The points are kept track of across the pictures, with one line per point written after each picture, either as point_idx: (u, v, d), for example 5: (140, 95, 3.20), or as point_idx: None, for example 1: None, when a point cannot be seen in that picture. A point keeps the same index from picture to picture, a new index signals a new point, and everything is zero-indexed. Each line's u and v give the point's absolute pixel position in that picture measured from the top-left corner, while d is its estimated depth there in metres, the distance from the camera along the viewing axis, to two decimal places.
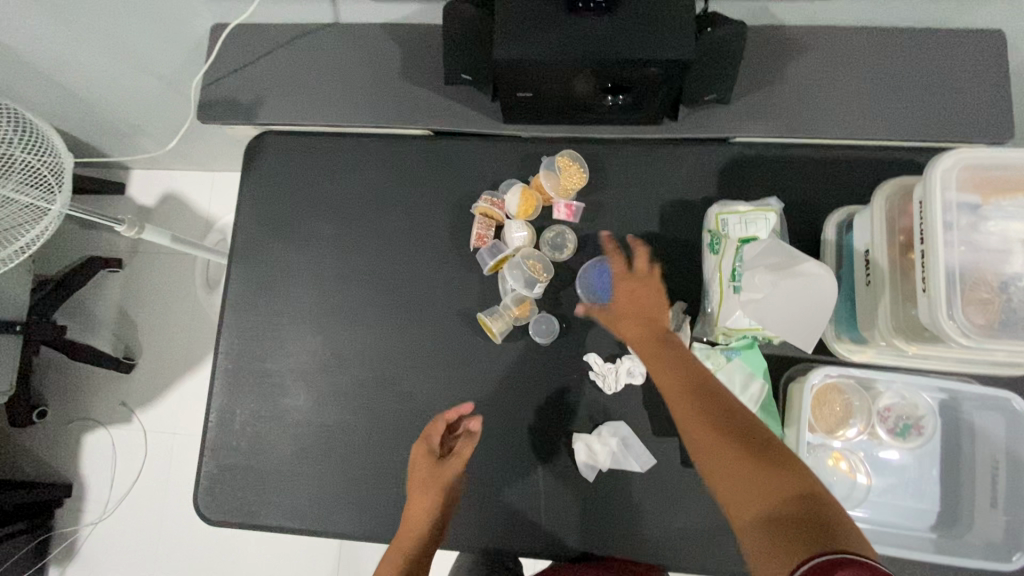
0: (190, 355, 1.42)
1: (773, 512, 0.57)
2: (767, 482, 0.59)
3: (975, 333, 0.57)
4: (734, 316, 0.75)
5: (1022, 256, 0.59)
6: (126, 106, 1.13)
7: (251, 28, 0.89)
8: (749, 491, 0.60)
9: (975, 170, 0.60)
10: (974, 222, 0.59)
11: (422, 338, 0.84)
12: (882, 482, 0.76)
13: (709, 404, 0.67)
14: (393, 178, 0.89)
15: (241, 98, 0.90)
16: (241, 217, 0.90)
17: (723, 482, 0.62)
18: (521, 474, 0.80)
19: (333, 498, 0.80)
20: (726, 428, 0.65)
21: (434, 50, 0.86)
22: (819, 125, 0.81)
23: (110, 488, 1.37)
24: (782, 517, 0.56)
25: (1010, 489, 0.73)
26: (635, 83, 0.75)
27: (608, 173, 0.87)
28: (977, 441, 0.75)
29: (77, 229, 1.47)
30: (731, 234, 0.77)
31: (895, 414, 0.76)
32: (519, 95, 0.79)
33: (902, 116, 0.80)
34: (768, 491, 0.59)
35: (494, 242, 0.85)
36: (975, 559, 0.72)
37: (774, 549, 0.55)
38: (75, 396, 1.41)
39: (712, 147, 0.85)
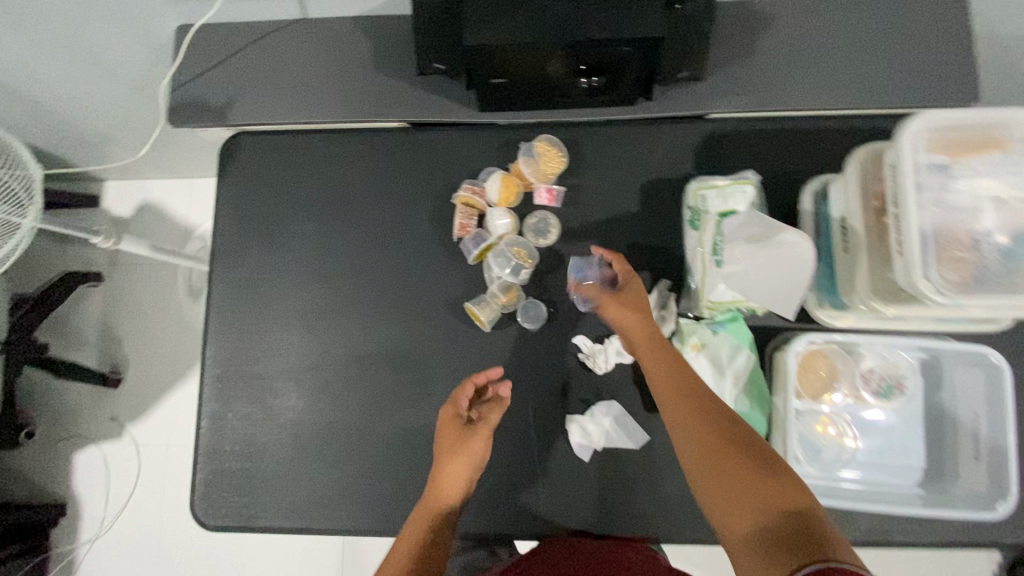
0: (176, 364, 1.57)
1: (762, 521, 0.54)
2: (763, 491, 0.55)
3: (950, 291, 0.56)
4: (717, 291, 0.70)
5: (993, 212, 0.57)
6: (103, 119, 1.16)
7: (208, 24, 0.86)
8: (740, 499, 0.56)
9: (943, 128, 0.58)
10: (946, 181, 0.57)
11: (407, 334, 0.81)
12: (869, 442, 0.72)
13: (706, 409, 0.63)
14: (368, 170, 0.85)
15: (203, 96, 0.86)
16: (217, 220, 0.87)
17: (713, 488, 0.59)
18: (516, 470, 0.77)
19: (329, 493, 0.79)
20: (730, 438, 0.60)
21: (397, 37, 0.83)
22: (793, 97, 0.78)
23: (106, 500, 1.53)
24: (772, 529, 0.52)
25: (992, 441, 0.69)
26: (612, 63, 0.71)
27: (588, 154, 0.82)
28: (957, 397, 0.71)
29: (57, 246, 1.60)
30: (710, 210, 0.73)
31: (877, 375, 0.71)
32: (493, 80, 0.75)
33: (871, 88, 0.77)
34: (763, 504, 0.54)
35: (477, 232, 0.81)
36: (962, 511, 0.68)
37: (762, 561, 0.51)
38: (69, 415, 1.56)
39: (688, 123, 0.82)
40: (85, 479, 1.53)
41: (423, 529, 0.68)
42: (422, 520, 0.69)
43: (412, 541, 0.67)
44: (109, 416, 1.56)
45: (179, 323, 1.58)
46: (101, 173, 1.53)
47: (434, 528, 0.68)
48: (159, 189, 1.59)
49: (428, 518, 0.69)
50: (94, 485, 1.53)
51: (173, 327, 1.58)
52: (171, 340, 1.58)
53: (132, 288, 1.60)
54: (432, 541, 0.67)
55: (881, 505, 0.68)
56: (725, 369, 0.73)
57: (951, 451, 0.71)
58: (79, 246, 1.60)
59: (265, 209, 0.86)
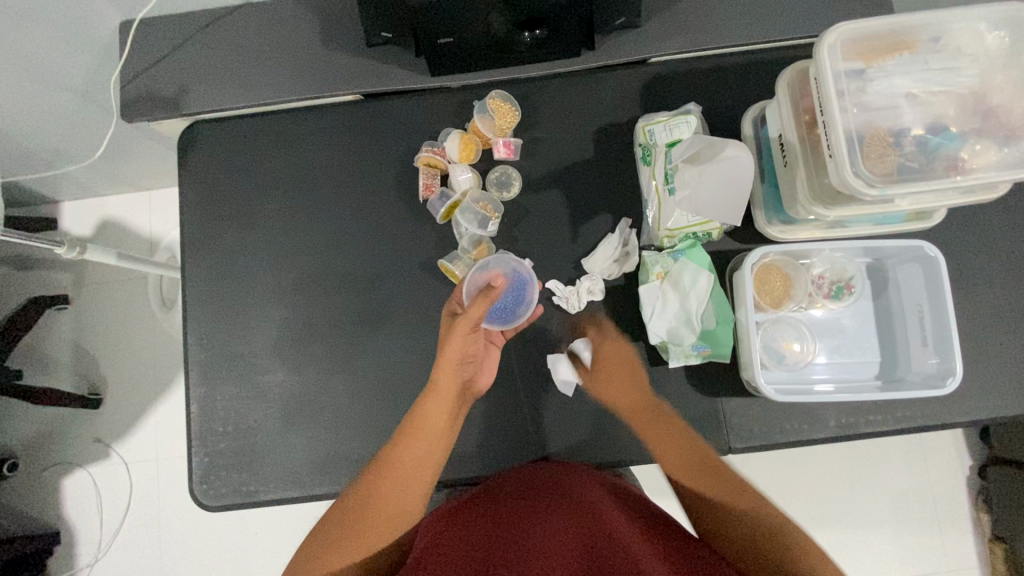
0: (159, 375, 1.55)
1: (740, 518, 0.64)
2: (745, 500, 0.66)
3: (877, 184, 0.60)
4: (674, 217, 0.75)
5: (909, 109, 0.62)
6: (55, 133, 1.14)
7: (150, 16, 0.86)
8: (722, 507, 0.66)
9: (856, 36, 0.62)
10: (863, 85, 0.62)
11: (385, 298, 0.84)
12: (825, 342, 0.78)
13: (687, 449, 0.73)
14: (328, 145, 0.87)
15: (154, 89, 0.86)
16: (184, 211, 0.87)
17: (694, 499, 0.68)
18: (505, 415, 0.81)
19: (327, 458, 0.82)
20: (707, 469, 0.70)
21: (343, 13, 0.84)
22: (726, 33, 0.82)
23: (103, 522, 1.50)
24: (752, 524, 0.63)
25: (937, 325, 0.74)
26: (552, 14, 0.75)
27: (541, 109, 0.86)
28: (902, 291, 0.77)
29: (19, 273, 1.56)
30: (658, 142, 0.77)
31: (828, 280, 0.78)
32: (440, 41, 0.78)
33: (796, 18, 0.82)
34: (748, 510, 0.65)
35: (442, 192, 0.84)
36: (913, 390, 0.73)
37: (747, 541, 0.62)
38: (54, 440, 1.53)
39: (631, 69, 0.86)
40: (77, 504, 1.50)
41: (432, 419, 0.72)
42: (433, 410, 0.72)
43: (424, 431, 0.71)
44: (95, 437, 1.53)
45: (155, 335, 1.56)
46: (56, 194, 1.49)
47: (442, 414, 0.72)
48: (118, 205, 1.57)
49: (437, 409, 0.72)
50: (88, 509, 1.50)
51: (150, 340, 1.56)
52: (150, 353, 1.56)
53: (103, 307, 1.57)
54: (439, 426, 0.72)
55: (840, 395, 0.73)
56: (688, 293, 0.76)
57: (902, 341, 0.77)
58: (42, 270, 1.57)
59: (231, 195, 0.87)
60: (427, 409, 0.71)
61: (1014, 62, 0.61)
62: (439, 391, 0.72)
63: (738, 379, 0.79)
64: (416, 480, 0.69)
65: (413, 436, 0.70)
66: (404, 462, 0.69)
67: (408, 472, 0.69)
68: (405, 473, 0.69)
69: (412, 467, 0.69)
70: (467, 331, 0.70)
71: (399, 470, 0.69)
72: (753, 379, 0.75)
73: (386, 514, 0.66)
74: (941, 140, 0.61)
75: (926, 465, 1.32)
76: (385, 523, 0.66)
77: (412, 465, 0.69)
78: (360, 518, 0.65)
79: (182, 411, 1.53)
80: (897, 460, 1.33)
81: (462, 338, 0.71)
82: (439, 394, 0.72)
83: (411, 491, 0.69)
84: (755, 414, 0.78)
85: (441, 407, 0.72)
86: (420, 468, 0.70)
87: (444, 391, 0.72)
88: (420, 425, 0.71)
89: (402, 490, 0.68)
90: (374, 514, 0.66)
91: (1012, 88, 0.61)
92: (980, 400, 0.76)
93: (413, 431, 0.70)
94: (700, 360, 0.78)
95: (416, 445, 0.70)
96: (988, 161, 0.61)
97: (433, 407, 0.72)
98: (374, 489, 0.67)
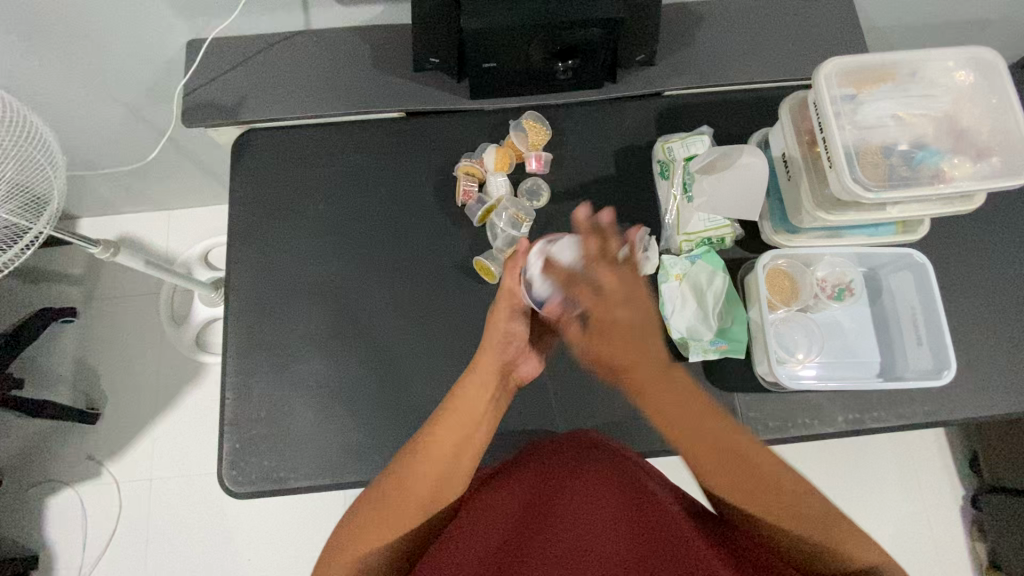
0: (159, 391, 1.46)
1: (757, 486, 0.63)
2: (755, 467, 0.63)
3: (874, 188, 0.69)
4: (691, 222, 0.85)
5: (894, 128, 0.73)
6: (99, 140, 1.19)
7: (218, 36, 0.94)
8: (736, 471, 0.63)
9: (848, 69, 0.74)
10: (856, 107, 0.73)
11: (422, 295, 0.89)
12: (829, 339, 0.85)
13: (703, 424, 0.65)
14: (374, 156, 0.95)
15: (216, 99, 0.93)
16: (235, 212, 0.93)
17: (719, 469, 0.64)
18: (531, 408, 0.85)
19: (359, 446, 0.84)
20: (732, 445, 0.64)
21: (395, 40, 0.94)
22: (731, 73, 0.94)
23: (83, 550, 1.36)
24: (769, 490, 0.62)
25: (930, 325, 0.82)
26: (585, 46, 0.85)
27: (569, 130, 0.95)
28: (896, 295, 0.86)
29: (21, 284, 1.50)
30: (677, 157, 0.87)
31: (830, 283, 0.85)
32: (485, 64, 0.87)
33: (788, 64, 0.95)
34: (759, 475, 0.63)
35: (479, 197, 0.92)
36: (913, 382, 0.80)
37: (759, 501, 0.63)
38: (35, 461, 1.41)
39: (648, 101, 0.96)
40: (55, 530, 1.36)
41: (474, 404, 0.73)
42: (474, 394, 0.73)
43: (463, 413, 0.71)
44: (85, 455, 1.41)
45: (160, 348, 1.49)
46: (75, 208, 1.50)
47: (484, 398, 0.74)
48: (138, 223, 1.56)
49: (479, 393, 0.74)
50: (68, 535, 1.37)
51: (154, 351, 1.49)
52: (153, 366, 1.48)
53: (105, 319, 1.51)
54: (480, 410, 0.73)
55: (847, 385, 0.80)
56: (705, 292, 0.84)
57: (898, 339, 0.85)
58: (47, 282, 1.51)
59: (280, 198, 0.94)
60: (469, 391, 0.73)
61: (979, 95, 0.73)
62: (482, 374, 0.75)
63: (752, 374, 0.84)
64: (448, 462, 0.68)
65: (450, 417, 0.71)
66: (439, 445, 0.69)
67: (442, 454, 0.68)
68: (440, 453, 0.68)
69: (449, 452, 0.69)
70: (508, 308, 0.77)
71: (435, 451, 0.68)
72: (769, 373, 0.80)
73: (412, 500, 0.65)
74: (925, 155, 0.71)
75: (921, 487, 1.36)
76: (412, 508, 0.65)
77: (445, 444, 0.69)
78: (384, 501, 0.65)
79: (179, 431, 1.44)
80: (895, 485, 1.36)
81: (501, 317, 0.78)
82: (481, 377, 0.75)
83: (439, 475, 0.67)
84: (768, 408, 0.84)
85: (482, 390, 0.74)
86: (457, 451, 0.69)
87: (487, 374, 0.75)
88: (460, 405, 0.72)
89: (432, 472, 0.67)
90: (400, 496, 0.65)
91: (978, 116, 0.73)
92: (967, 397, 0.84)
93: (454, 410, 0.71)
94: (717, 355, 0.83)
95: (458, 422, 0.71)
96: (965, 173, 0.71)
97: (476, 389, 0.74)
98: (404, 470, 0.67)
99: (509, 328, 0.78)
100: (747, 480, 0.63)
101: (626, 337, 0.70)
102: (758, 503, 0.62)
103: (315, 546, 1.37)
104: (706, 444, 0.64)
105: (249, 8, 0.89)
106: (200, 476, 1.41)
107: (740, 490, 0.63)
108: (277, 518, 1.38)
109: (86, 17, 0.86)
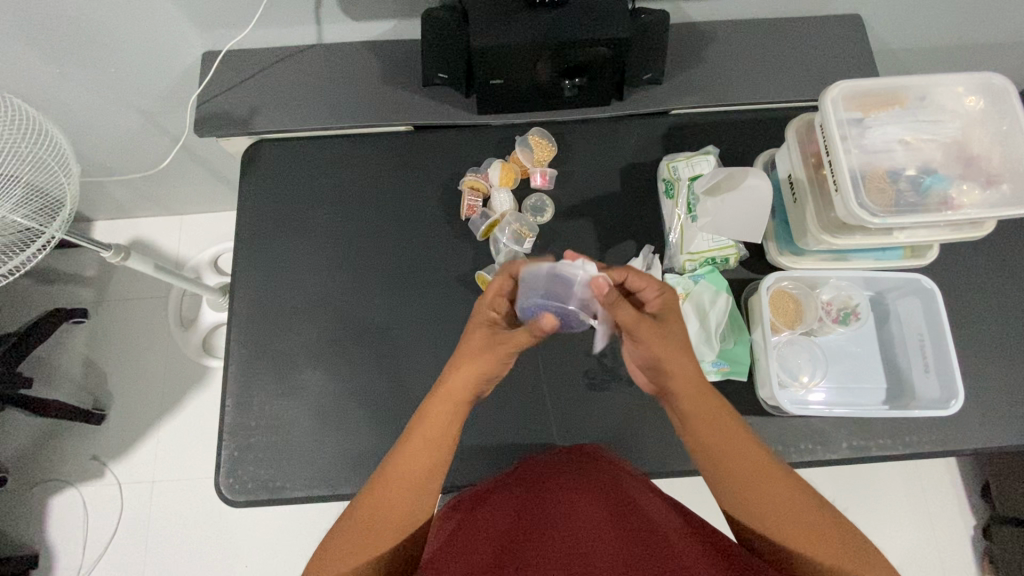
0: (165, 393, 1.47)
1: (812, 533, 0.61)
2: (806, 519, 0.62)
3: (880, 213, 0.68)
4: (695, 241, 0.85)
5: (902, 153, 0.72)
6: (114, 146, 1.21)
7: (233, 48, 0.95)
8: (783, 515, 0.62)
9: (855, 92, 0.73)
10: (862, 131, 0.72)
11: (424, 307, 0.89)
12: (834, 364, 0.84)
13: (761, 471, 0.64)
14: (381, 168, 0.96)
15: (229, 109, 0.95)
16: (243, 220, 0.94)
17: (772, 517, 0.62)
18: (529, 423, 0.84)
19: (357, 457, 0.84)
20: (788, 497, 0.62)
21: (405, 54, 0.95)
22: (739, 93, 0.94)
23: (84, 549, 1.37)
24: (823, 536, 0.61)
25: (937, 354, 0.81)
26: (593, 65, 0.85)
27: (575, 146, 0.95)
28: (902, 321, 0.85)
29: (36, 284, 1.52)
30: (681, 176, 0.87)
31: (836, 306, 0.84)
32: (492, 81, 0.87)
33: (795, 85, 0.95)
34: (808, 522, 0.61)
35: (482, 211, 0.92)
36: (921, 411, 0.79)
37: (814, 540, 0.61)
38: (41, 459, 1.42)
39: (654, 118, 0.96)
40: (57, 530, 1.37)
41: (435, 423, 0.67)
42: (440, 411, 0.67)
43: (431, 433, 0.67)
44: (90, 455, 1.42)
45: (167, 351, 1.50)
46: (90, 211, 1.52)
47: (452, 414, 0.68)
48: (151, 227, 1.59)
49: (441, 412, 0.67)
50: (71, 534, 1.37)
51: (161, 354, 1.50)
52: (160, 369, 1.49)
53: (115, 321, 1.53)
54: (446, 428, 0.67)
55: (852, 411, 0.79)
56: (708, 313, 0.83)
57: (905, 366, 0.83)
58: (60, 284, 1.53)
59: (287, 207, 0.95)
60: (435, 408, 0.68)
61: (989, 121, 0.73)
62: (445, 394, 0.68)
63: (754, 396, 0.83)
64: (411, 485, 0.65)
65: (410, 438, 0.67)
66: (401, 467, 0.65)
67: (405, 476, 0.65)
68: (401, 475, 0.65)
69: (417, 467, 0.66)
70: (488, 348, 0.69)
71: (397, 473, 0.65)
72: (771, 397, 0.79)
73: (385, 520, 0.64)
74: (933, 180, 0.71)
75: (929, 516, 1.32)
76: (389, 524, 0.64)
77: (408, 468, 0.65)
78: (363, 517, 0.64)
79: (182, 433, 1.44)
80: (902, 512, 1.33)
81: (491, 356, 0.69)
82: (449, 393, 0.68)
83: (413, 489, 0.65)
84: (770, 432, 0.82)
85: (446, 409, 0.68)
86: (425, 465, 0.66)
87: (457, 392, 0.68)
88: (424, 426, 0.67)
89: (403, 491, 0.65)
90: (374, 517, 0.64)
91: (988, 142, 0.72)
92: (975, 427, 0.82)
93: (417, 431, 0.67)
94: (719, 376, 0.82)
95: (420, 444, 0.66)
96: (974, 200, 0.70)
97: (439, 410, 0.67)
98: (378, 490, 0.65)
99: (481, 360, 0.69)
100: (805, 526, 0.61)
101: (664, 335, 0.66)
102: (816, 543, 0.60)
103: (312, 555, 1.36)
104: (760, 492, 0.63)
105: (263, 22, 0.90)
106: (201, 480, 1.41)
107: (799, 533, 0.61)
108: (276, 524, 1.38)
109: (106, 25, 0.88)
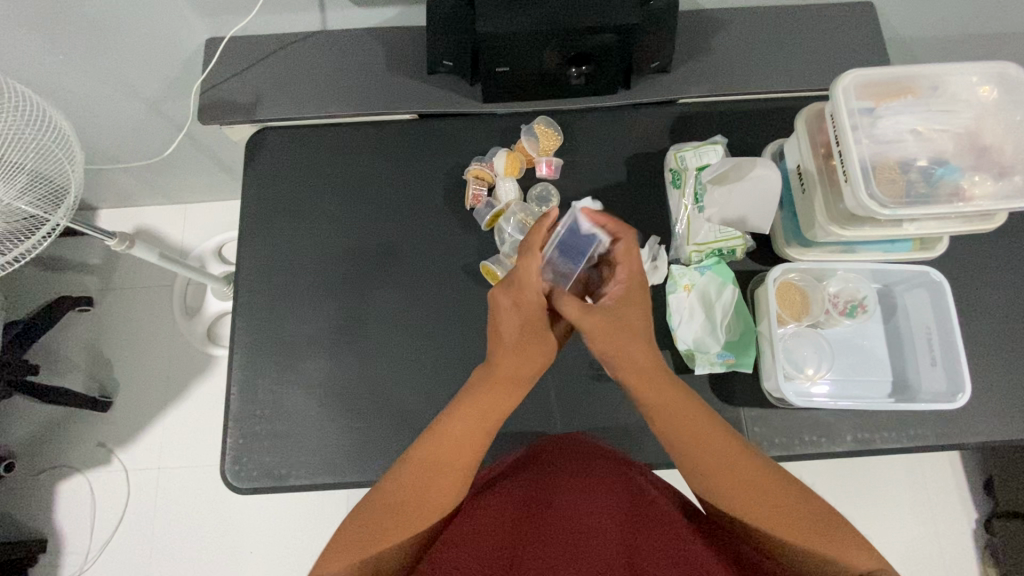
0: (170, 381, 1.48)
1: (795, 521, 0.62)
2: (787, 510, 0.63)
3: (890, 204, 0.67)
4: (701, 233, 0.83)
5: (914, 144, 0.71)
6: (118, 134, 1.20)
7: (237, 35, 0.94)
8: (766, 506, 0.63)
9: (866, 81, 0.72)
10: (873, 121, 0.71)
11: (428, 295, 0.89)
12: (839, 357, 0.84)
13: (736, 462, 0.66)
14: (386, 156, 0.95)
15: (234, 97, 0.94)
16: (247, 208, 0.94)
17: (758, 509, 0.63)
18: (532, 414, 0.84)
19: (361, 444, 0.84)
20: (764, 486, 0.64)
21: (409, 40, 0.94)
22: (747, 83, 0.93)
23: (92, 531, 1.38)
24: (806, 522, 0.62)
25: (945, 347, 0.81)
26: (600, 53, 0.84)
27: (581, 136, 0.94)
28: (910, 314, 0.84)
29: (43, 272, 1.53)
30: (689, 166, 0.86)
31: (843, 299, 0.84)
32: (497, 69, 0.86)
33: (804, 74, 0.93)
34: (787, 513, 0.63)
35: (487, 201, 0.91)
36: (927, 404, 0.79)
37: (792, 522, 0.62)
38: (48, 445, 1.43)
39: (660, 108, 0.95)
40: (64, 514, 1.39)
41: (480, 405, 0.69)
42: (487, 399, 0.70)
43: (472, 421, 0.69)
44: (97, 442, 1.43)
45: (172, 339, 1.51)
46: (95, 199, 1.52)
47: (503, 394, 0.71)
48: (156, 215, 1.58)
49: (492, 396, 0.70)
50: (78, 518, 1.39)
51: (166, 341, 1.50)
52: (165, 356, 1.49)
53: (120, 309, 1.53)
54: (500, 410, 0.70)
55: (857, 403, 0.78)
56: (714, 304, 0.82)
57: (912, 359, 0.83)
58: (64, 272, 1.54)
59: (292, 195, 0.94)
60: (484, 394, 0.70)
61: (1003, 112, 0.71)
62: (496, 376, 0.71)
63: (758, 389, 0.83)
64: (461, 461, 0.67)
65: (458, 417, 0.69)
66: (439, 452, 0.67)
67: (452, 454, 0.67)
68: (452, 451, 0.67)
69: (455, 451, 0.67)
70: (533, 339, 0.70)
71: (445, 455, 0.67)
72: (776, 388, 0.79)
73: (413, 511, 0.64)
74: (945, 172, 0.70)
75: (932, 509, 1.32)
76: (429, 507, 0.65)
77: (455, 450, 0.67)
78: (390, 507, 0.64)
79: (187, 420, 1.45)
80: (905, 508, 1.32)
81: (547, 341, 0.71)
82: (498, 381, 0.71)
83: (459, 473, 0.67)
84: (773, 424, 0.82)
85: (495, 394, 0.70)
86: (463, 454, 0.67)
87: (503, 376, 0.71)
88: (468, 411, 0.69)
89: (447, 471, 0.66)
90: (416, 497, 0.65)
91: (1001, 133, 0.71)
92: (980, 421, 0.82)
93: (462, 415, 0.69)
94: (723, 368, 0.82)
95: (468, 425, 0.68)
96: (986, 192, 0.69)
97: (485, 395, 0.70)
98: (420, 470, 0.66)
99: (527, 356, 0.71)
100: (790, 516, 0.63)
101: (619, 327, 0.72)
102: (796, 530, 0.62)
103: (315, 542, 1.37)
104: (743, 484, 0.64)
105: (266, 8, 0.89)
106: (206, 467, 1.42)
107: (785, 523, 0.62)
108: (280, 512, 1.39)
109: (109, 12, 0.87)
